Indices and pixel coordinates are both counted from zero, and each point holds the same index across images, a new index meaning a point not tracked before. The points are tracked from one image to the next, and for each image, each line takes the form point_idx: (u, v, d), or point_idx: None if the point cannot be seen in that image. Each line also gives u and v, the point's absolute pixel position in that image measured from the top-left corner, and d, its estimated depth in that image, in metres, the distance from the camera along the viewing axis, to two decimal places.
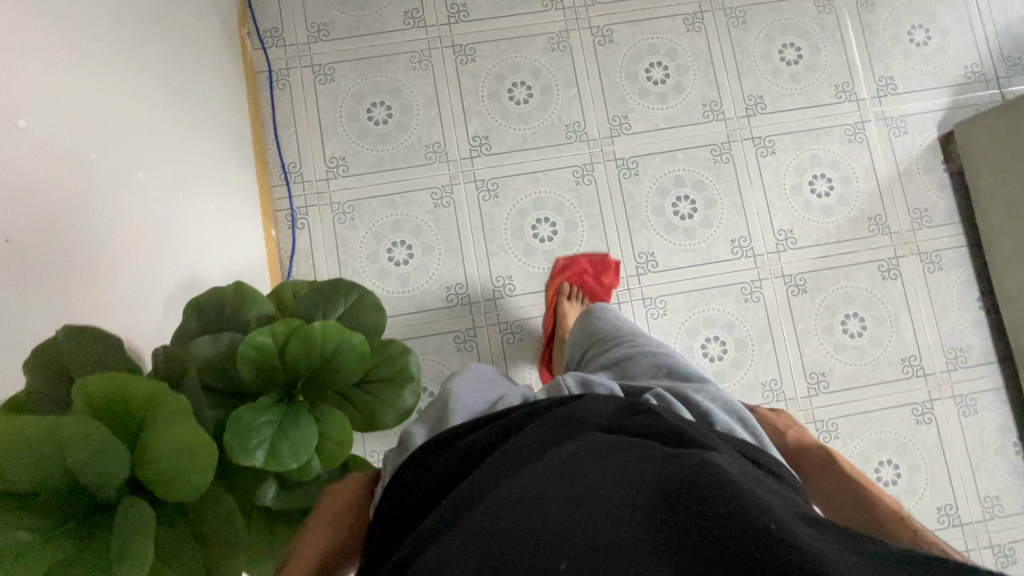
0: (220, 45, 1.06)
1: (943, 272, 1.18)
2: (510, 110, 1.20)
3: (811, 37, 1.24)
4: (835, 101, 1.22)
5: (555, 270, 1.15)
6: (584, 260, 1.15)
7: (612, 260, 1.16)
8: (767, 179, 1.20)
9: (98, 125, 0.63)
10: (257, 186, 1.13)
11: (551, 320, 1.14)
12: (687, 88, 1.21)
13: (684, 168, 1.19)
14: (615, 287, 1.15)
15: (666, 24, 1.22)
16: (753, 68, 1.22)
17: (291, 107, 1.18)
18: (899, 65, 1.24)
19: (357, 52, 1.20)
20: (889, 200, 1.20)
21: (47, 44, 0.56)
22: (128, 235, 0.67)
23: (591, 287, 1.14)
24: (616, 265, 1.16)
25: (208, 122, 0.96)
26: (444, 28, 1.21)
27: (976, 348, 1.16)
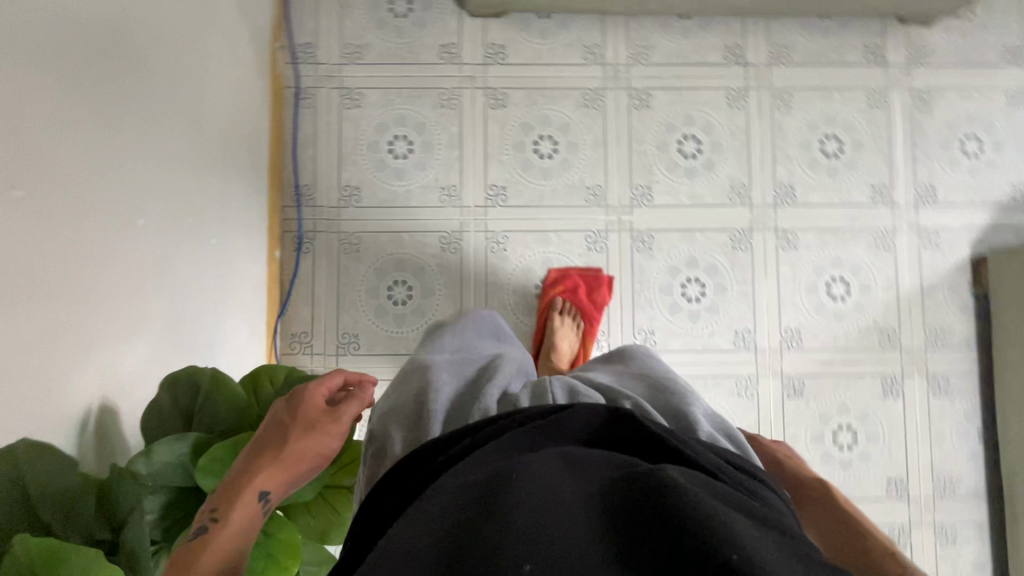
0: (248, 62, 1.05)
1: (948, 398, 1.15)
2: (532, 163, 1.17)
3: (856, 132, 1.19)
4: (869, 203, 1.18)
5: (546, 284, 1.14)
6: (575, 274, 1.14)
7: (605, 276, 1.15)
8: (784, 273, 1.16)
9: (94, 177, 0.63)
10: (267, 206, 1.12)
11: (540, 334, 1.14)
12: (717, 166, 1.17)
13: (699, 249, 1.16)
14: (606, 304, 1.14)
15: (707, 96, 1.18)
16: (790, 156, 1.18)
17: (313, 128, 1.17)
18: (944, 174, 1.18)
19: (387, 81, 1.18)
20: (906, 314, 1.16)
21: (46, 103, 0.56)
22: (118, 285, 0.67)
23: (582, 303, 1.13)
24: (609, 282, 1.15)
25: (223, 147, 0.95)
26: (478, 68, 1.18)
27: (967, 481, 1.13)
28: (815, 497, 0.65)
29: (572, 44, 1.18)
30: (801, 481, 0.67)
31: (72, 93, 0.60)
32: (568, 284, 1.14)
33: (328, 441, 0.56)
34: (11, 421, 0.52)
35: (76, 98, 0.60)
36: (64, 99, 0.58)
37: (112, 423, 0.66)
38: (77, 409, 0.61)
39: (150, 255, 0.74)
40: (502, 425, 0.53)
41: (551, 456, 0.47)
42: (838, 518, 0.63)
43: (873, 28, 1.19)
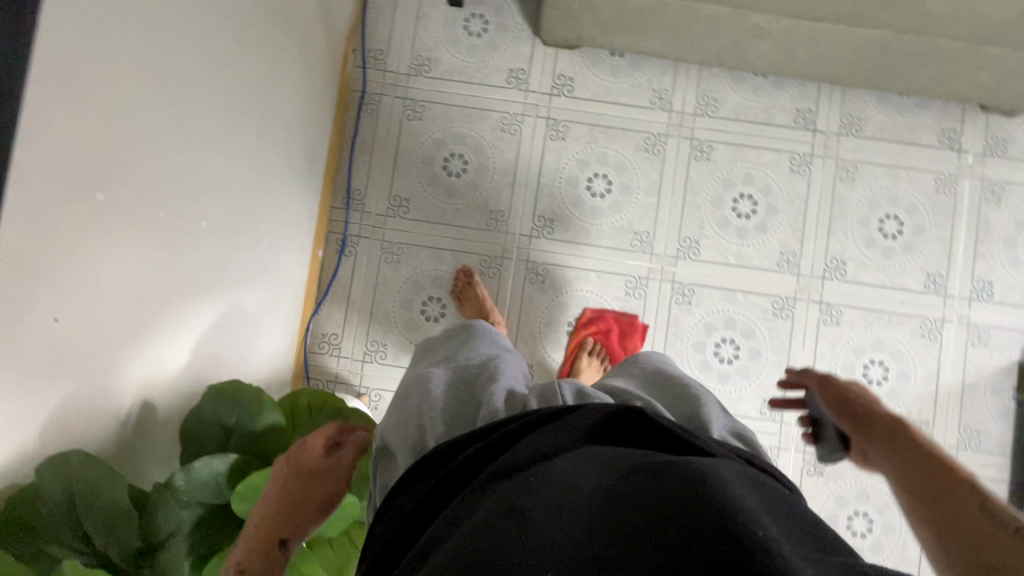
0: (321, 65, 1.06)
1: None
2: (584, 200, 1.16)
3: (918, 215, 1.16)
4: (921, 290, 1.15)
5: (581, 322, 1.14)
6: (611, 317, 1.13)
7: (640, 323, 1.14)
8: (822, 348, 1.14)
9: (171, 182, 0.65)
10: (317, 206, 1.14)
11: (567, 371, 1.13)
12: (770, 230, 1.16)
13: (739, 311, 1.15)
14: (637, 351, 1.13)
15: (770, 157, 1.16)
16: (846, 231, 1.15)
17: (372, 134, 1.18)
18: (1004, 271, 1.15)
19: (452, 97, 1.18)
20: (943, 408, 1.13)
21: (143, 111, 0.57)
22: (173, 285, 0.68)
23: (613, 346, 1.12)
24: (643, 330, 1.14)
25: (288, 149, 0.96)
26: (544, 97, 1.18)
27: None
28: (882, 424, 0.63)
29: (642, 86, 1.17)
30: (868, 411, 0.65)
31: (168, 100, 0.61)
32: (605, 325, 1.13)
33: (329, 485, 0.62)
34: (61, 418, 0.53)
35: (169, 105, 0.61)
36: (158, 106, 0.59)
37: (150, 419, 0.67)
38: (121, 407, 0.62)
39: (209, 257, 0.76)
40: (512, 431, 0.52)
41: (569, 462, 0.47)
42: (905, 441, 0.59)
43: (952, 113, 1.16)
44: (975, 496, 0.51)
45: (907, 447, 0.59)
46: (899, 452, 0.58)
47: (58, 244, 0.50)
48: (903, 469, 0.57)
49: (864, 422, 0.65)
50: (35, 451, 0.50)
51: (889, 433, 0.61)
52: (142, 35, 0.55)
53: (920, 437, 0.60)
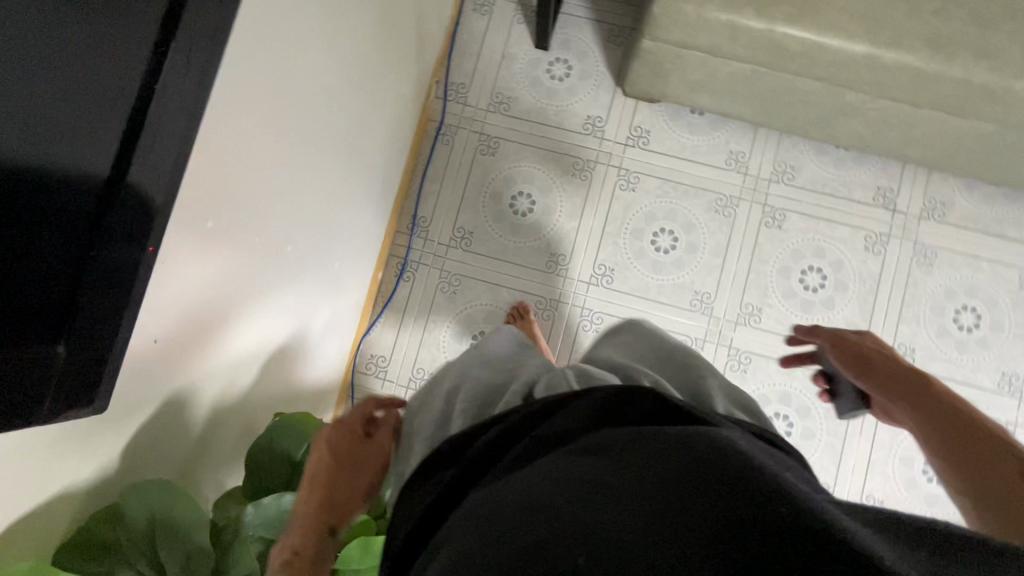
0: (408, 95, 1.09)
1: None
2: (646, 253, 1.15)
3: (997, 310, 1.11)
4: (994, 389, 1.09)
5: None
6: None
7: None
8: (880, 436, 1.09)
9: (268, 207, 0.66)
10: (383, 229, 1.15)
11: None
12: (837, 306, 1.12)
13: (796, 386, 1.11)
14: None
15: (844, 232, 1.14)
16: (917, 318, 1.11)
17: (445, 164, 1.19)
18: None
19: (527, 137, 1.19)
20: None
21: (258, 140, 0.59)
22: (253, 305, 0.70)
23: None
24: None
25: (368, 174, 0.98)
26: (619, 146, 1.18)
27: None
28: (901, 380, 0.65)
29: (718, 146, 1.17)
30: (886, 368, 0.67)
31: (278, 131, 0.63)
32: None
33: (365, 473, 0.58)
34: (144, 435, 0.54)
35: (278, 136, 0.63)
36: (269, 136, 0.61)
37: (217, 437, 0.69)
38: (193, 424, 0.63)
39: (285, 280, 0.77)
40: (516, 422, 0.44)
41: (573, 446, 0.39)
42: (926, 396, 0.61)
43: None
44: (1001, 444, 0.52)
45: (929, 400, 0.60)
46: (927, 407, 0.60)
47: (170, 270, 0.51)
48: (926, 423, 0.59)
49: (887, 378, 0.66)
50: (117, 467, 0.51)
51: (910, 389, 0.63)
52: (269, 72, 0.57)
53: (943, 389, 0.61)
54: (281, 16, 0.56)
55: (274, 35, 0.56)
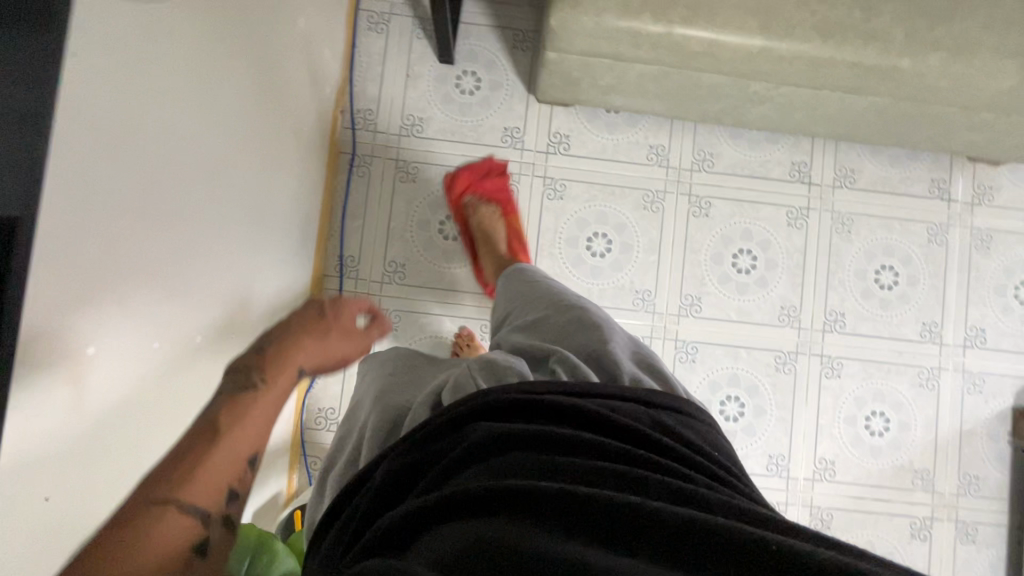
0: (310, 133, 1.02)
1: (975, 547, 1.14)
2: (584, 261, 1.15)
3: (912, 265, 1.18)
4: (918, 339, 1.17)
5: None
6: None
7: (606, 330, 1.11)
8: (824, 402, 1.15)
9: (162, 303, 0.61)
10: (309, 276, 1.09)
11: None
12: (770, 285, 1.16)
13: (743, 368, 1.15)
14: None
15: (767, 211, 1.17)
16: (844, 282, 1.17)
17: (364, 197, 1.13)
18: (994, 318, 1.18)
19: (446, 157, 1.15)
20: (943, 457, 1.15)
21: (129, 238, 0.54)
22: (178, 412, 0.64)
23: None
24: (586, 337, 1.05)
25: (277, 227, 0.92)
26: (541, 156, 1.16)
27: None
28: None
29: (637, 143, 1.17)
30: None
31: (144, 220, 0.56)
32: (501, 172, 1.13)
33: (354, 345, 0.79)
34: None
35: (143, 225, 0.57)
36: (133, 227, 0.55)
37: None
38: None
39: (199, 370, 0.71)
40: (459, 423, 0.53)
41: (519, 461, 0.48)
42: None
43: (937, 164, 1.19)
44: None
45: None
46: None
47: (39, 423, 0.44)
48: None
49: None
50: None
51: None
52: (110, 163, 0.51)
53: None
54: (115, 97, 0.51)
55: (112, 118, 0.51)
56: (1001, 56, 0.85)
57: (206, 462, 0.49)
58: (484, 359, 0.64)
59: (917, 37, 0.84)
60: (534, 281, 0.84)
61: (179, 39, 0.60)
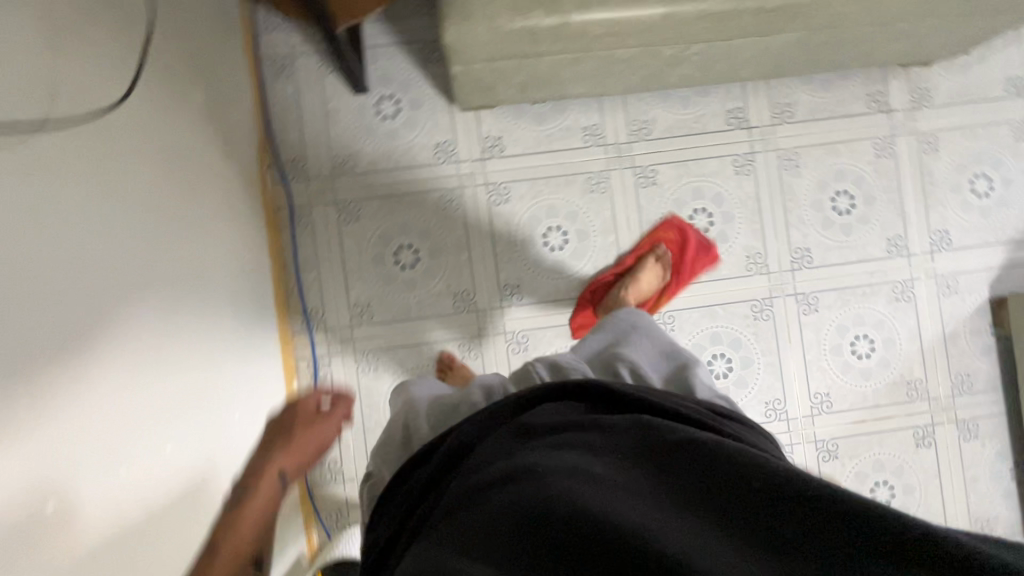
0: (239, 200, 1.00)
1: (978, 441, 1.17)
2: (544, 258, 1.15)
3: (866, 184, 1.18)
4: (885, 256, 1.17)
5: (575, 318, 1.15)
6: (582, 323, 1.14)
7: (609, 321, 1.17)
8: (807, 338, 1.16)
9: (131, 427, 0.62)
10: (277, 340, 1.08)
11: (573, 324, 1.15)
12: (731, 238, 1.16)
13: (722, 325, 1.16)
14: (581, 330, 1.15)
15: (713, 165, 1.16)
16: (803, 218, 1.17)
17: (313, 248, 1.12)
18: (956, 217, 1.18)
19: (384, 188, 1.13)
20: (931, 363, 1.17)
21: (79, 380, 0.54)
22: (168, 525, 0.66)
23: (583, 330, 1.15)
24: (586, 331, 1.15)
25: (226, 306, 0.91)
26: (477, 163, 1.14)
27: (1003, 519, 1.17)
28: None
29: (570, 128, 1.15)
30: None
31: (83, 350, 0.56)
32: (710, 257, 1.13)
33: (330, 430, 0.64)
34: None
35: (92, 365, 0.57)
36: (69, 362, 0.53)
37: None
38: None
39: (181, 474, 0.71)
40: (504, 412, 0.61)
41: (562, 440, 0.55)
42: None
43: (870, 78, 1.18)
44: None
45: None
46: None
47: None
48: None
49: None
50: None
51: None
52: (26, 306, 0.49)
53: None
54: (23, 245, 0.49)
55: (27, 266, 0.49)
56: None
57: None
58: (554, 359, 0.77)
59: None
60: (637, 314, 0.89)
61: (81, 150, 0.58)
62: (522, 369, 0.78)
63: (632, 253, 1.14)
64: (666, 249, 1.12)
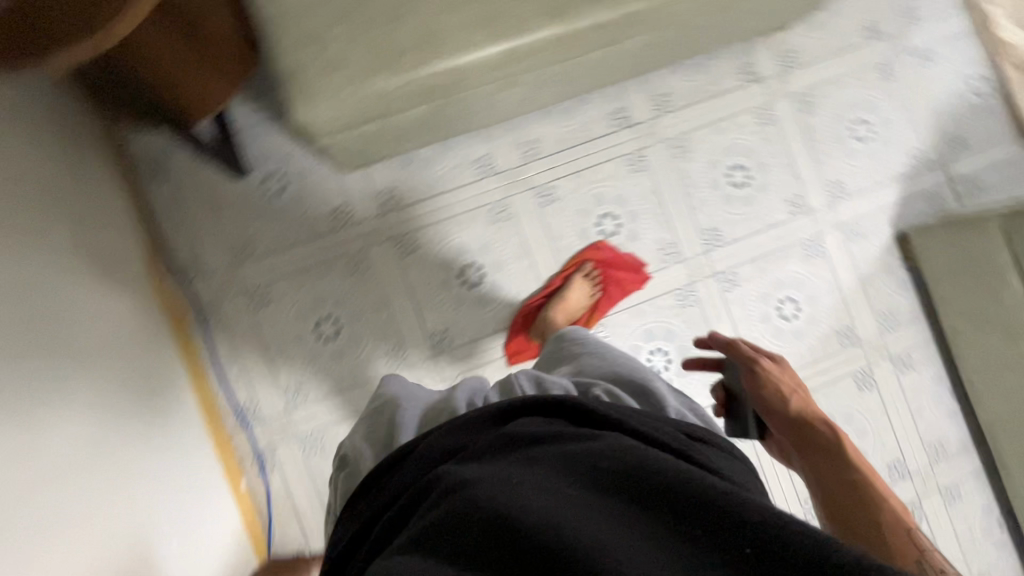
0: (136, 318, 0.96)
1: (915, 372, 1.22)
2: (465, 297, 1.14)
3: (756, 154, 1.21)
4: (789, 218, 1.21)
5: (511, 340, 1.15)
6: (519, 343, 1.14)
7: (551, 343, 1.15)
8: (735, 313, 1.19)
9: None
10: (213, 446, 1.05)
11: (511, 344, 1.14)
12: (641, 235, 1.18)
13: (652, 320, 1.17)
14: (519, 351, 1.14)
15: (607, 169, 1.18)
16: (705, 199, 1.19)
17: (231, 342, 1.09)
18: (846, 165, 1.22)
19: (290, 266, 1.11)
20: (855, 309, 1.21)
21: None
22: None
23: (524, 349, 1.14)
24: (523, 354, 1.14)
25: (144, 431, 0.88)
26: (377, 220, 1.13)
27: (954, 439, 1.22)
28: (811, 429, 0.79)
29: (461, 164, 1.15)
30: (802, 417, 0.80)
31: None
32: (641, 280, 1.16)
33: None
34: None
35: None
36: None
37: None
38: None
39: None
40: (481, 420, 0.63)
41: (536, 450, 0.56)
42: (834, 458, 0.76)
43: (736, 52, 1.22)
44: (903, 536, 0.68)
45: (861, 506, 0.70)
46: (845, 510, 0.71)
47: None
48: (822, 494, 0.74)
49: (846, 490, 0.72)
50: None
51: (850, 498, 0.71)
52: None
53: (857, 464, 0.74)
54: None
55: None
56: None
57: None
58: (540, 374, 0.81)
59: None
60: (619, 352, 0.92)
61: None
62: (506, 380, 0.81)
63: (558, 275, 1.15)
64: (589, 264, 1.14)
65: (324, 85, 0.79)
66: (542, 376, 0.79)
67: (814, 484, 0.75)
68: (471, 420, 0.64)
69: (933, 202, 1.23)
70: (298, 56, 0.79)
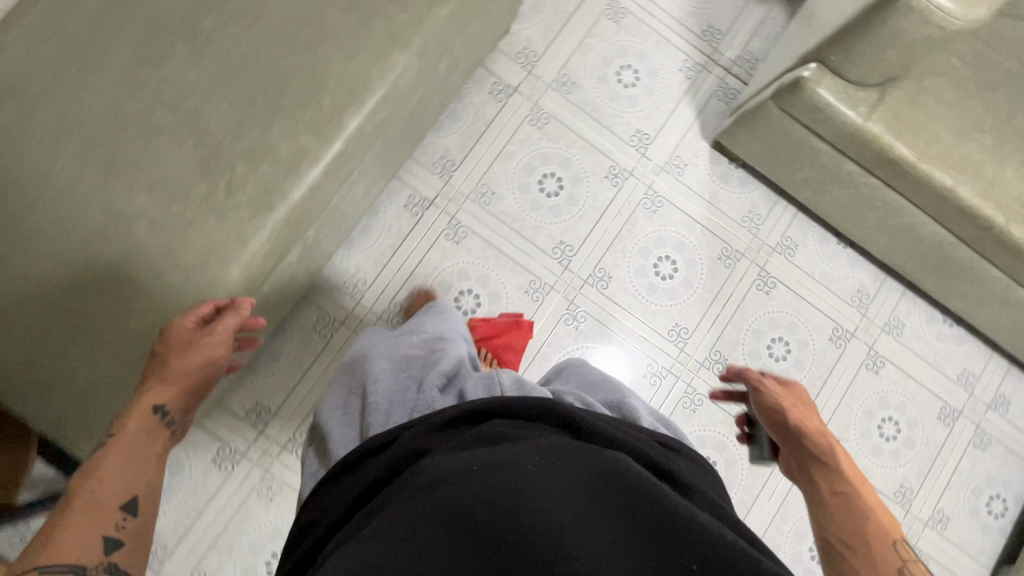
0: None
1: (802, 247, 1.24)
2: None
3: (553, 154, 1.20)
4: (617, 190, 1.20)
5: None
6: None
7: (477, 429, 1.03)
8: (626, 301, 1.19)
9: None
10: None
11: None
12: (502, 290, 1.16)
13: (560, 356, 1.16)
14: None
15: (435, 255, 1.15)
16: (535, 222, 1.18)
17: None
18: (633, 114, 1.23)
19: (208, 535, 1.05)
20: (719, 230, 1.23)
21: None
22: None
23: None
24: None
25: None
26: (262, 438, 1.08)
27: (868, 279, 1.25)
28: (810, 439, 0.73)
29: (304, 338, 1.11)
30: (801, 427, 0.74)
31: None
32: (525, 330, 1.12)
33: (206, 352, 0.70)
34: None
35: None
36: None
37: None
38: None
39: None
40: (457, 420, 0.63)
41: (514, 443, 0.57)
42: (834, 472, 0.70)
43: (478, 80, 1.19)
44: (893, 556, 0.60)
45: (856, 519, 0.64)
46: (836, 524, 0.64)
47: None
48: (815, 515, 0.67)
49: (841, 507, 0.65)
50: None
51: (841, 507, 0.65)
52: None
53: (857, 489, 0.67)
54: None
55: None
56: (388, 49, 0.81)
57: (56, 545, 0.50)
58: (523, 377, 0.79)
59: (324, 113, 0.78)
60: (595, 376, 0.95)
61: None
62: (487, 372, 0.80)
63: None
64: (483, 350, 1.07)
65: (98, 407, 0.74)
66: (528, 384, 0.76)
67: (811, 499, 0.69)
68: (440, 423, 0.63)
69: (725, 98, 1.25)
70: (56, 401, 0.73)
